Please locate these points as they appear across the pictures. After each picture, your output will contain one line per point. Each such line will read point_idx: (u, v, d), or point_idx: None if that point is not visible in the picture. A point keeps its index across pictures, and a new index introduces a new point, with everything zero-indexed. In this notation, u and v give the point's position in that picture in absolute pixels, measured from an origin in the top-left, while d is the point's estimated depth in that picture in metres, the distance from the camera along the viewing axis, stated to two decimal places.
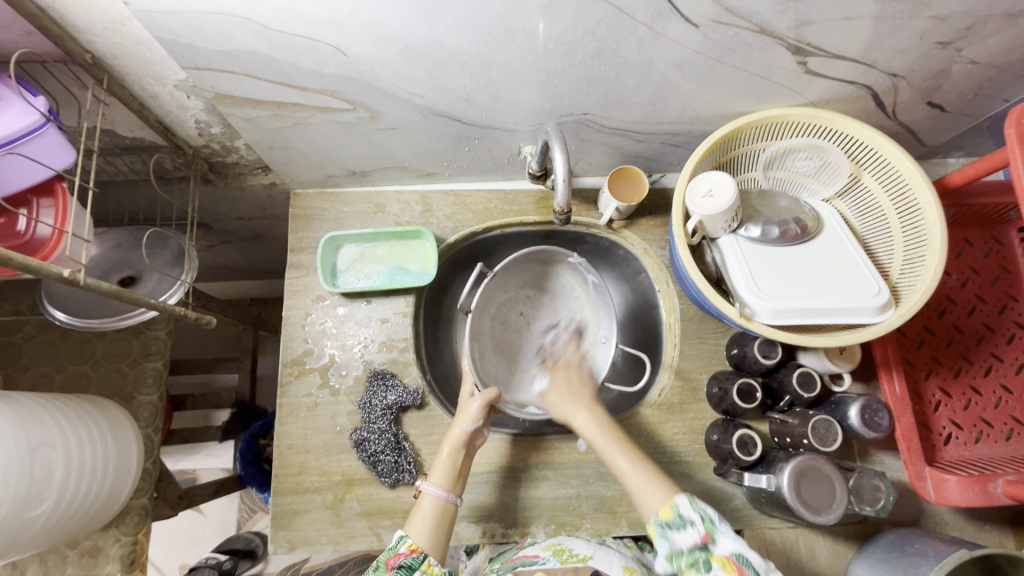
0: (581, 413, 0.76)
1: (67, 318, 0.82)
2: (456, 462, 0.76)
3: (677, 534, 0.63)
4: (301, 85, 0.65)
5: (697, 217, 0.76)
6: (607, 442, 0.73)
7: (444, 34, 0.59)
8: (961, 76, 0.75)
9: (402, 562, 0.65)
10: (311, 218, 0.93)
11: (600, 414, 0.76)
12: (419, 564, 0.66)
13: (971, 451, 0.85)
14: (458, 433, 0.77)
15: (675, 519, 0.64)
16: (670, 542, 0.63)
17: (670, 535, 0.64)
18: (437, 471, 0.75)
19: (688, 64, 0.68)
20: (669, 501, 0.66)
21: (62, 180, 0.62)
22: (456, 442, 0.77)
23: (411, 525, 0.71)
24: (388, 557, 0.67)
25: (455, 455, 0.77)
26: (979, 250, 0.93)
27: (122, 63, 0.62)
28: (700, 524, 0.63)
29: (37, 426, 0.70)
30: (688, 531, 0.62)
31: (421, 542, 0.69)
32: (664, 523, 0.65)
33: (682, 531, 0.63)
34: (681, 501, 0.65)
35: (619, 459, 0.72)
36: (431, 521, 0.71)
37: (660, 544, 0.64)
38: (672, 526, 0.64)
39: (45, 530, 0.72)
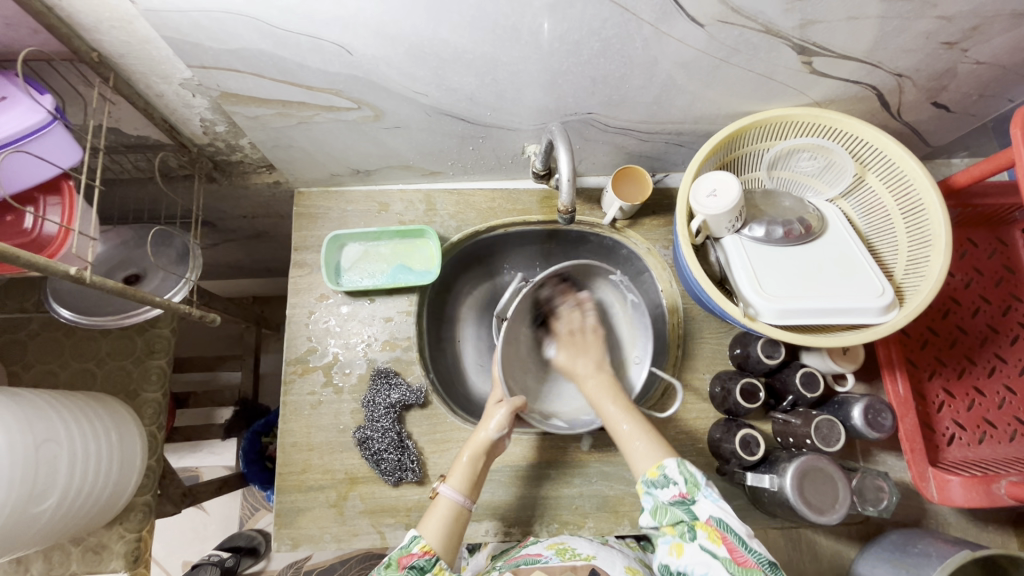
0: (586, 376, 0.82)
1: (71, 316, 0.83)
2: (477, 468, 0.76)
3: (661, 492, 0.68)
4: (307, 84, 0.65)
5: (701, 217, 0.76)
6: (607, 403, 0.78)
7: (450, 33, 0.59)
8: (967, 76, 0.75)
9: (415, 562, 0.66)
10: (315, 216, 0.93)
11: (604, 377, 0.82)
12: (430, 567, 0.67)
13: (974, 452, 0.84)
14: (483, 439, 0.77)
15: (659, 478, 0.68)
16: (654, 498, 0.68)
17: (654, 492, 0.68)
18: (455, 476, 0.75)
19: (693, 63, 0.68)
20: (655, 463, 0.70)
21: (68, 178, 0.63)
22: (478, 450, 0.77)
23: (424, 526, 0.71)
24: (400, 556, 0.67)
25: (476, 462, 0.76)
26: (983, 250, 0.93)
27: (129, 61, 0.63)
28: (683, 485, 0.66)
29: (42, 423, 0.71)
30: (671, 490, 0.67)
31: (433, 544, 0.69)
32: (649, 481, 0.69)
33: (665, 490, 0.67)
34: (668, 463, 0.68)
35: (619, 422, 0.75)
36: (445, 525, 0.71)
37: (645, 499, 0.69)
38: (656, 484, 0.68)
39: (51, 526, 0.72)
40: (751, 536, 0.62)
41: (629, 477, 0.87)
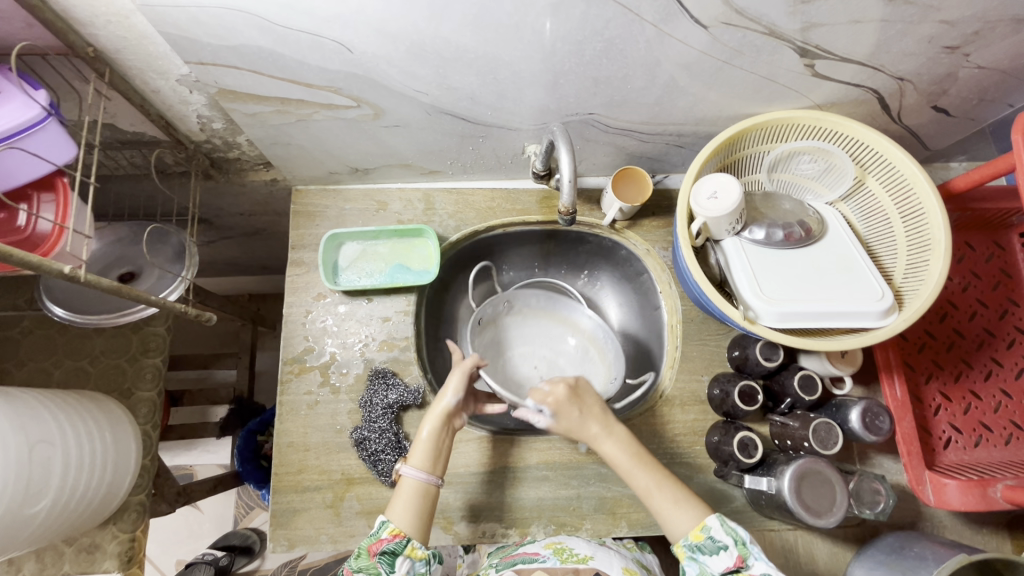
0: (604, 440, 0.76)
1: (66, 314, 0.81)
2: (436, 442, 0.76)
3: (709, 558, 0.67)
4: (306, 81, 0.64)
5: (701, 219, 0.76)
6: (629, 464, 0.75)
7: (452, 31, 0.58)
8: (968, 80, 0.75)
9: (385, 548, 0.67)
10: (313, 215, 0.92)
11: (621, 437, 0.77)
12: (402, 549, 0.67)
13: (970, 455, 0.85)
14: (438, 410, 0.77)
15: (706, 542, 0.67)
16: (701, 564, 0.67)
17: (701, 558, 0.67)
18: (415, 453, 0.75)
19: (695, 65, 0.68)
20: (699, 525, 0.69)
21: (63, 174, 0.62)
22: (435, 422, 0.76)
23: (392, 509, 0.71)
24: (371, 544, 0.68)
25: (434, 436, 0.76)
26: (981, 254, 0.93)
27: (125, 57, 0.62)
28: (733, 548, 0.65)
29: (36, 422, 0.70)
30: (721, 556, 0.66)
31: (403, 526, 0.69)
32: (694, 545, 0.68)
33: (714, 555, 0.66)
34: (712, 525, 0.68)
35: (637, 479, 0.74)
36: (412, 504, 0.72)
37: (689, 566, 0.67)
38: (704, 549, 0.67)
39: (44, 527, 0.71)
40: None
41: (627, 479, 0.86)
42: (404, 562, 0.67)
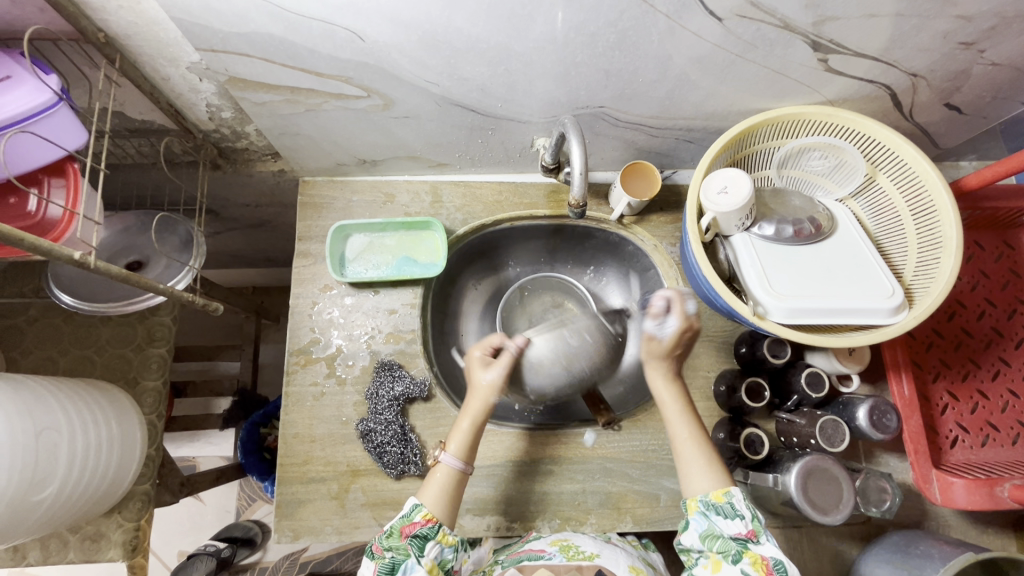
0: (662, 386, 0.75)
1: (73, 302, 0.81)
2: (476, 433, 0.75)
3: (722, 520, 0.66)
4: (316, 70, 0.64)
5: (711, 214, 0.76)
6: (675, 413, 0.74)
7: (465, 20, 0.58)
8: (981, 77, 0.74)
9: (418, 531, 0.68)
10: (321, 206, 0.92)
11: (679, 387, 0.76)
12: (433, 534, 0.68)
13: (977, 455, 0.84)
14: (480, 404, 0.75)
15: (725, 506, 0.66)
16: (711, 523, 0.67)
17: (713, 518, 0.67)
18: (454, 442, 0.74)
19: (707, 58, 0.68)
20: (722, 488, 0.67)
21: (73, 160, 0.62)
22: (476, 415, 0.75)
23: (424, 493, 0.72)
24: (402, 526, 0.69)
25: (476, 427, 0.75)
26: (990, 254, 0.93)
27: (136, 43, 0.61)
28: (749, 520, 0.65)
29: (43, 410, 0.70)
30: (736, 522, 0.65)
31: (436, 512, 0.70)
32: (710, 504, 0.67)
33: (729, 519, 0.66)
34: (736, 493, 0.66)
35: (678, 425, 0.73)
36: (444, 491, 0.72)
37: (698, 520, 0.67)
38: (719, 511, 0.66)
39: (50, 513, 0.71)
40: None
41: (632, 474, 0.86)
42: (434, 547, 0.68)
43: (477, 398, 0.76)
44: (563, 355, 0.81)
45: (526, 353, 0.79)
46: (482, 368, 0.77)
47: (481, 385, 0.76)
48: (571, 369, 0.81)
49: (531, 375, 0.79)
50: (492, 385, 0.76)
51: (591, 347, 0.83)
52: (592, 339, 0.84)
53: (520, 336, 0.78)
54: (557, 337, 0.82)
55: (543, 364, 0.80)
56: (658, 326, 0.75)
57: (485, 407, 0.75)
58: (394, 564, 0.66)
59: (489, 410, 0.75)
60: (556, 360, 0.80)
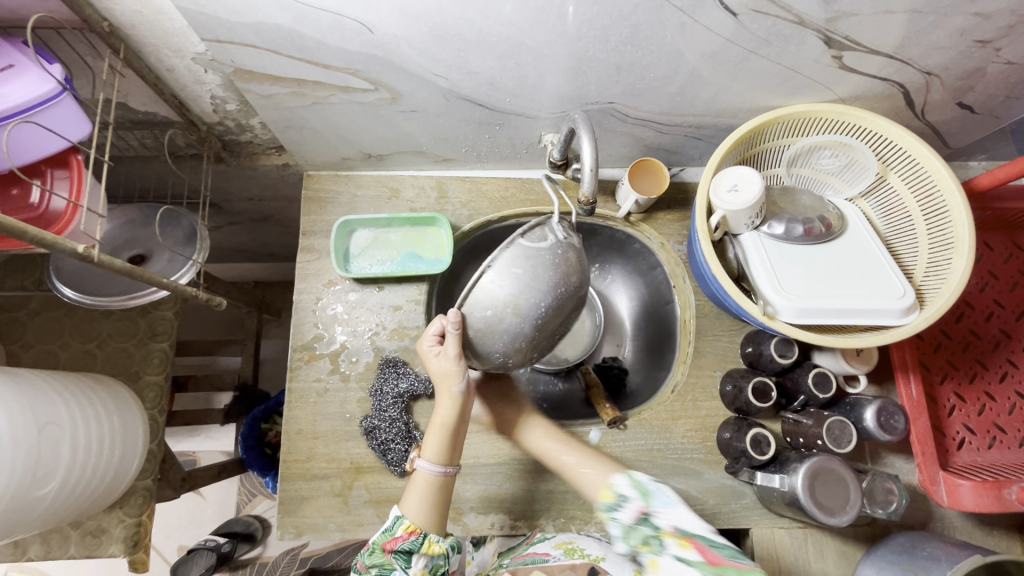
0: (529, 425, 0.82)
1: (76, 296, 0.80)
2: (451, 433, 0.73)
3: (620, 513, 0.66)
4: (324, 62, 0.63)
5: (721, 212, 0.75)
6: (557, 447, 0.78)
7: (476, 13, 0.57)
8: (995, 76, 0.73)
9: (401, 546, 0.68)
10: (325, 201, 0.91)
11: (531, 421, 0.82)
12: (418, 547, 0.68)
13: (984, 457, 0.84)
14: (447, 401, 0.72)
15: (617, 499, 0.67)
16: (619, 523, 0.65)
17: (616, 516, 0.66)
18: (429, 447, 0.72)
19: (720, 54, 0.67)
20: (608, 485, 0.70)
21: (77, 152, 0.61)
22: (447, 415, 0.72)
23: (406, 504, 0.71)
24: (385, 541, 0.69)
25: (450, 429, 0.73)
26: (999, 255, 0.92)
27: (140, 33, 0.60)
28: (638, 498, 0.66)
29: (44, 405, 0.69)
30: (628, 508, 0.65)
31: (418, 522, 0.69)
32: (610, 506, 0.67)
33: (623, 509, 0.66)
34: (618, 481, 0.69)
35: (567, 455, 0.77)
36: (427, 498, 0.71)
37: (613, 528, 0.66)
38: (614, 507, 0.67)
39: (53, 509, 0.71)
40: (715, 532, 0.61)
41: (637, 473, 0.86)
42: (420, 557, 0.68)
43: (443, 394, 0.72)
44: (505, 304, 0.65)
45: (468, 318, 0.67)
46: (433, 357, 0.72)
47: (436, 375, 0.72)
48: (522, 312, 0.65)
49: (487, 338, 0.67)
50: (451, 372, 0.70)
51: (533, 278, 0.66)
52: (527, 268, 0.66)
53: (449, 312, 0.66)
54: (487, 287, 0.65)
55: (490, 323, 0.66)
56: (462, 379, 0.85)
57: (454, 401, 0.72)
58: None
59: (460, 406, 0.72)
60: (502, 311, 0.65)
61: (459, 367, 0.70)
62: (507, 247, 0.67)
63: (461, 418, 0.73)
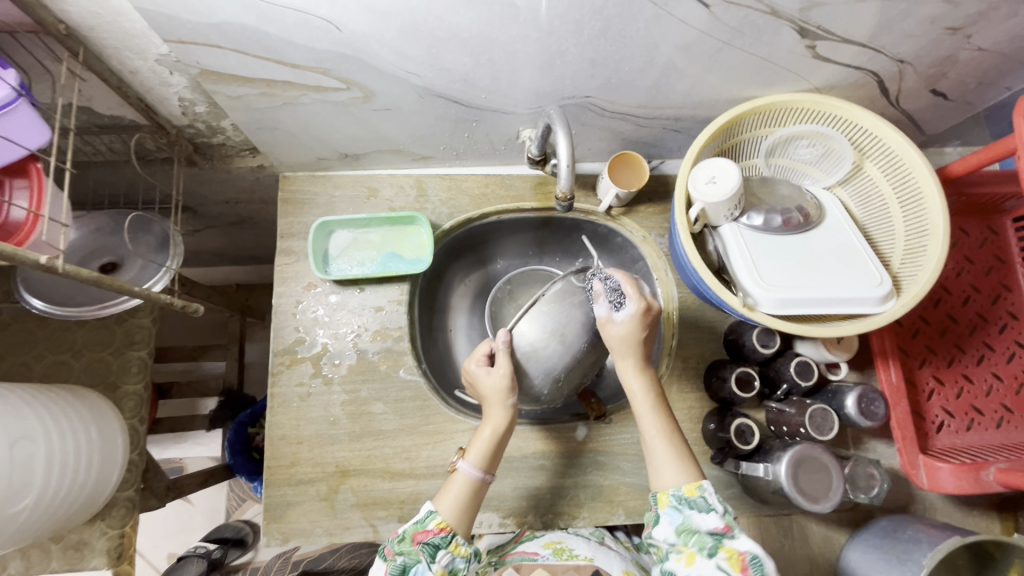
0: (632, 378, 0.74)
1: (45, 307, 0.78)
2: (497, 442, 0.73)
3: (696, 513, 0.64)
4: (293, 62, 0.62)
5: (700, 205, 0.75)
6: (646, 409, 0.73)
7: (446, 9, 0.56)
8: (967, 63, 0.74)
9: (430, 539, 0.67)
10: (302, 202, 0.90)
11: (651, 379, 0.74)
12: (445, 543, 0.67)
13: (962, 439, 0.85)
14: (501, 411, 0.73)
15: (699, 500, 0.65)
16: (685, 517, 0.65)
17: (687, 512, 0.65)
18: (473, 449, 0.73)
19: (694, 46, 0.66)
20: (694, 481, 0.67)
21: (37, 160, 0.60)
22: (498, 424, 0.73)
23: (441, 501, 0.71)
24: (415, 532, 0.68)
25: (497, 437, 0.73)
26: (975, 239, 0.93)
27: (100, 35, 0.59)
28: (723, 514, 0.64)
29: (16, 419, 0.68)
30: (711, 517, 0.63)
31: (449, 520, 0.69)
32: (685, 498, 0.66)
33: (703, 514, 0.64)
34: (708, 486, 0.66)
35: (647, 423, 0.72)
36: (461, 497, 0.70)
37: (671, 514, 0.66)
38: (693, 505, 0.65)
39: (28, 525, 0.69)
40: None
41: (624, 466, 0.86)
42: (445, 556, 0.67)
43: (495, 405, 0.73)
44: (553, 333, 0.72)
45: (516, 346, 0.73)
46: (484, 374, 0.74)
47: (490, 386, 0.73)
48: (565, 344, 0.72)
49: (532, 363, 0.73)
50: (501, 388, 0.72)
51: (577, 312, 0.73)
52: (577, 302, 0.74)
53: (502, 330, 0.73)
54: (539, 315, 0.73)
55: (538, 350, 0.72)
56: (641, 288, 0.74)
57: (505, 414, 0.73)
58: (405, 567, 0.65)
59: (511, 420, 0.73)
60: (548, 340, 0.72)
61: (509, 385, 0.72)
62: (561, 279, 0.75)
63: (510, 431, 0.74)
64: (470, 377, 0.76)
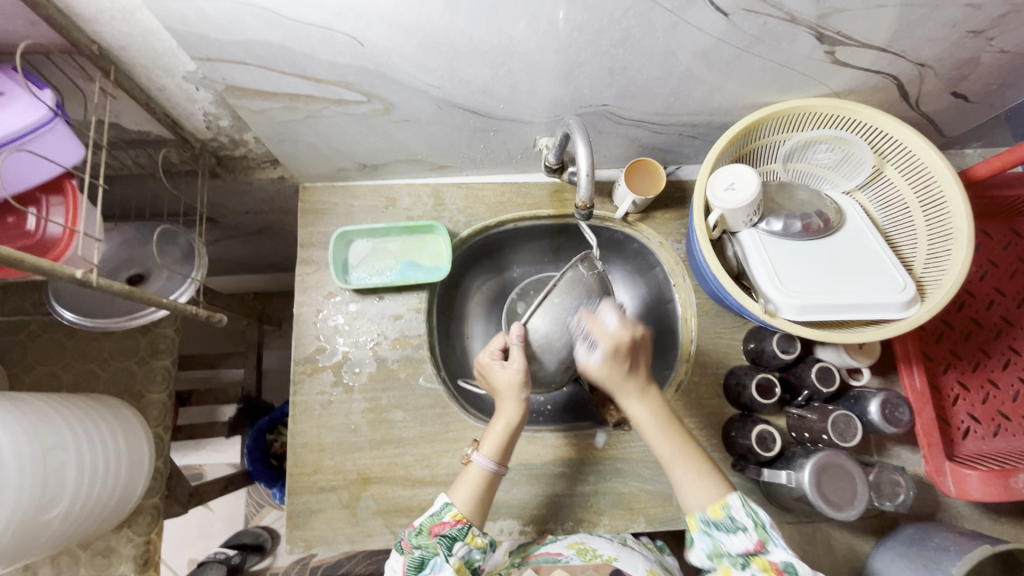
0: (636, 405, 0.70)
1: (76, 319, 0.80)
2: (510, 435, 0.73)
3: (725, 536, 0.64)
4: (316, 76, 0.63)
5: (719, 211, 0.75)
6: (655, 434, 0.70)
7: (467, 22, 0.56)
8: (989, 65, 0.73)
9: (447, 531, 0.67)
10: (322, 212, 0.91)
11: (655, 404, 0.71)
12: (462, 535, 0.68)
13: (989, 445, 0.84)
14: (514, 404, 0.73)
15: (725, 520, 0.64)
16: (716, 540, 0.64)
17: (717, 534, 0.64)
18: (489, 443, 0.72)
19: (712, 53, 0.66)
20: (719, 501, 0.65)
21: (71, 177, 0.62)
22: (512, 417, 0.73)
23: (455, 493, 0.71)
24: (432, 524, 0.69)
25: (511, 429, 0.73)
26: (998, 242, 0.92)
27: (130, 54, 0.61)
28: (752, 531, 0.62)
29: (48, 427, 0.69)
30: (740, 536, 0.63)
31: (466, 512, 0.69)
32: (710, 521, 0.65)
33: (731, 535, 0.63)
34: (734, 504, 0.64)
35: (659, 445, 0.69)
36: (477, 491, 0.71)
37: (702, 540, 0.65)
38: (720, 527, 0.64)
39: (58, 532, 0.71)
40: None
41: (643, 474, 0.86)
42: (462, 548, 0.67)
43: (509, 398, 0.73)
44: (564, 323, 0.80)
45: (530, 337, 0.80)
46: (497, 368, 0.75)
47: (503, 378, 0.74)
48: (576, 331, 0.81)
49: (545, 352, 0.80)
50: (514, 380, 0.73)
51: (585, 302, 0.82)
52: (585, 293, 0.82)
53: (516, 325, 0.77)
54: (551, 307, 0.80)
55: (550, 339, 0.80)
56: (608, 323, 0.72)
57: (519, 406, 0.73)
58: (423, 560, 0.65)
59: (524, 412, 0.74)
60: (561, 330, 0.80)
61: (521, 378, 0.73)
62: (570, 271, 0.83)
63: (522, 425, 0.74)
64: (482, 369, 0.77)
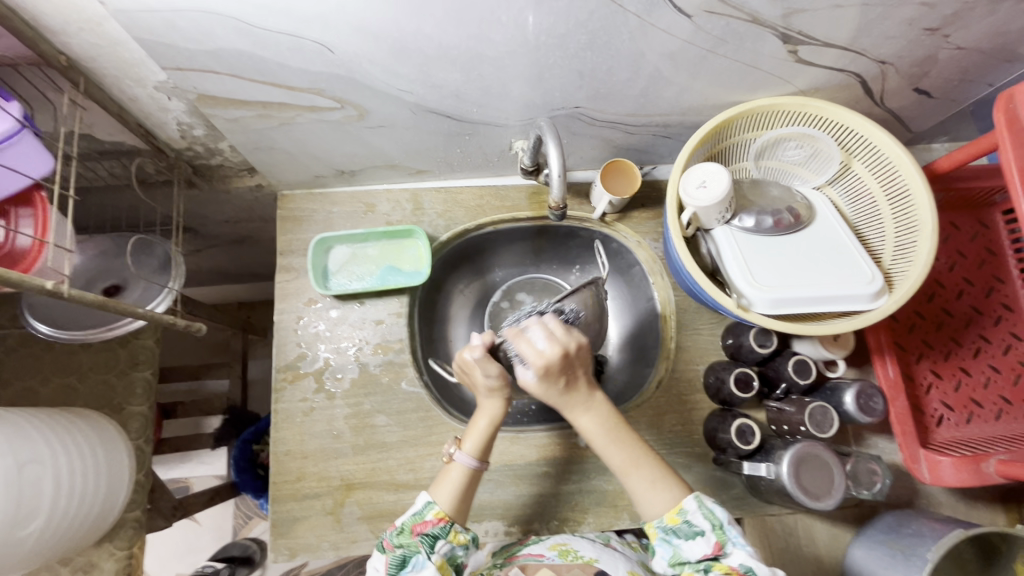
0: (581, 415, 0.71)
1: (50, 331, 0.80)
2: (490, 432, 0.74)
3: (683, 542, 0.65)
4: (288, 84, 0.63)
5: (691, 209, 0.77)
6: (604, 441, 0.70)
7: (435, 28, 0.57)
8: (948, 61, 0.75)
9: (429, 530, 0.67)
10: (300, 219, 0.91)
11: (602, 411, 0.71)
12: (445, 533, 0.68)
13: (962, 432, 0.86)
14: (496, 402, 0.74)
15: (683, 526, 0.65)
16: (675, 547, 0.66)
17: (675, 542, 0.66)
18: (470, 440, 0.73)
19: (679, 55, 0.68)
20: (676, 508, 0.66)
21: (41, 189, 0.62)
22: (494, 414, 0.74)
23: (437, 490, 0.71)
24: (413, 524, 0.69)
25: (492, 428, 0.74)
26: (966, 233, 0.94)
27: (99, 64, 0.61)
28: (710, 534, 0.65)
29: (23, 442, 0.68)
30: (698, 542, 0.65)
31: (447, 509, 0.69)
32: (669, 528, 0.66)
33: (691, 541, 0.65)
34: (689, 510, 0.65)
35: (612, 453, 0.70)
36: (459, 488, 0.71)
37: (661, 547, 0.67)
38: (679, 533, 0.66)
39: (36, 548, 0.70)
40: None
41: None
42: (445, 545, 0.67)
43: (489, 397, 0.75)
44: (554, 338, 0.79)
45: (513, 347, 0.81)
46: (474, 370, 0.74)
47: (486, 380, 0.73)
48: None
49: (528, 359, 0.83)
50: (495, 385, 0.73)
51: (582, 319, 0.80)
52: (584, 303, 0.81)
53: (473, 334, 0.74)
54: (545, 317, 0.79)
55: None
56: (536, 341, 0.68)
57: (499, 402, 0.74)
58: (405, 558, 0.65)
59: (506, 409, 0.75)
60: None
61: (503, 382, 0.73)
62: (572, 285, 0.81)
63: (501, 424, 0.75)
64: (464, 364, 0.75)
